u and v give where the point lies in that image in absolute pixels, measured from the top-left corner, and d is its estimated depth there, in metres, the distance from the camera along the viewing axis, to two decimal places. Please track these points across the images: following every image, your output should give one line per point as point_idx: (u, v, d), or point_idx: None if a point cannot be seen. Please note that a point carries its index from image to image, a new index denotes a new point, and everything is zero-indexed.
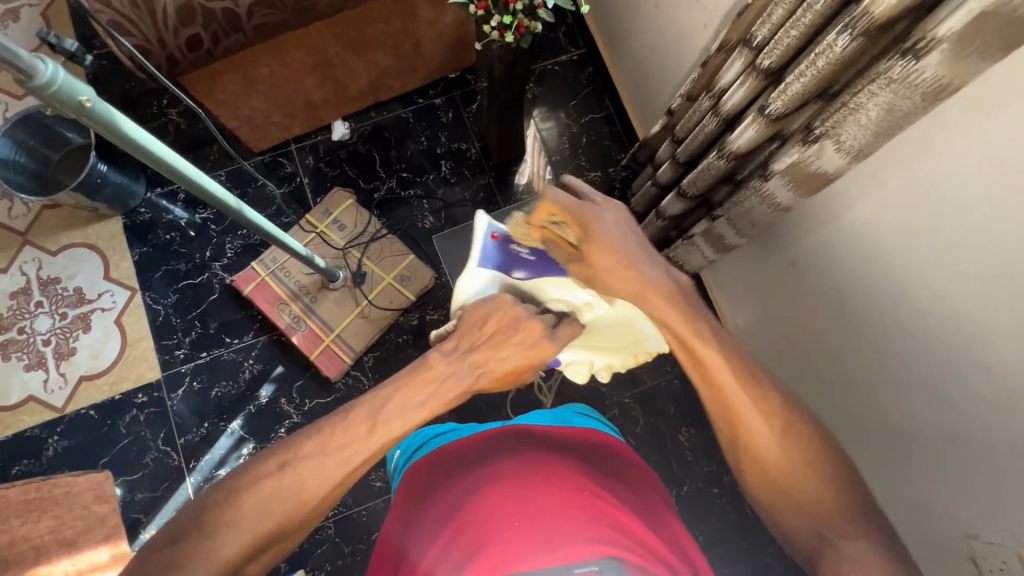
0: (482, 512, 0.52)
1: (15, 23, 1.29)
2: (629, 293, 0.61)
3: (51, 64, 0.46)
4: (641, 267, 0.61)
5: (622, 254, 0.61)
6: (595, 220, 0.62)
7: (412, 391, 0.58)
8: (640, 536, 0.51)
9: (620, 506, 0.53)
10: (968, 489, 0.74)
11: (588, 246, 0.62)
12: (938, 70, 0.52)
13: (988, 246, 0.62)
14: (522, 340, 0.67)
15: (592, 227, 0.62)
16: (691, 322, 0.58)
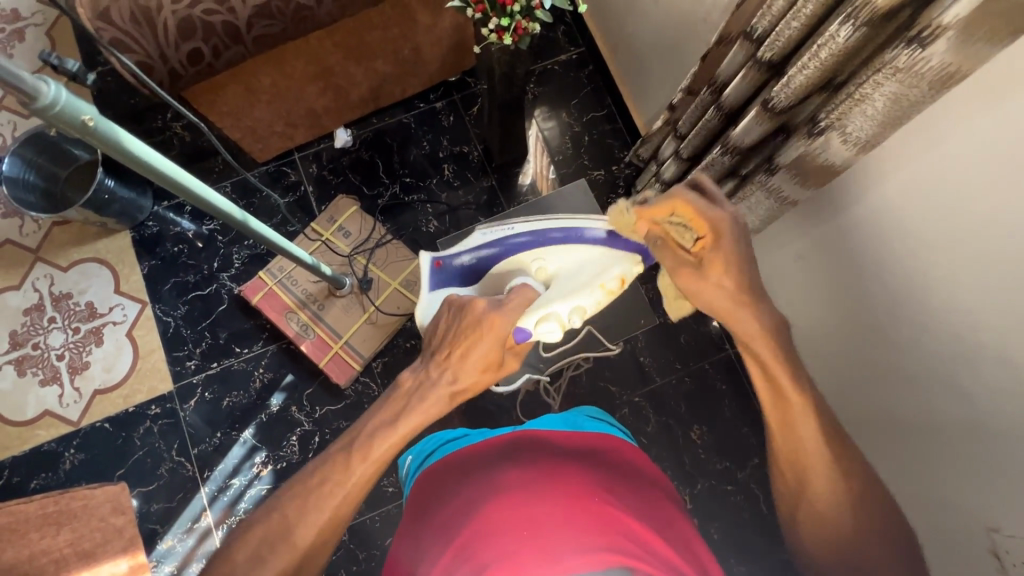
0: (491, 524, 0.51)
1: (21, 43, 1.31)
2: (727, 305, 0.64)
3: (53, 85, 0.46)
4: (755, 287, 0.64)
5: (746, 269, 0.64)
6: (723, 232, 0.63)
7: (384, 412, 0.62)
8: (649, 542, 0.51)
9: (629, 511, 0.53)
10: (991, 483, 0.73)
11: (714, 257, 0.64)
12: (945, 57, 0.51)
13: (1000, 236, 0.61)
14: (479, 335, 0.64)
15: (720, 238, 0.63)
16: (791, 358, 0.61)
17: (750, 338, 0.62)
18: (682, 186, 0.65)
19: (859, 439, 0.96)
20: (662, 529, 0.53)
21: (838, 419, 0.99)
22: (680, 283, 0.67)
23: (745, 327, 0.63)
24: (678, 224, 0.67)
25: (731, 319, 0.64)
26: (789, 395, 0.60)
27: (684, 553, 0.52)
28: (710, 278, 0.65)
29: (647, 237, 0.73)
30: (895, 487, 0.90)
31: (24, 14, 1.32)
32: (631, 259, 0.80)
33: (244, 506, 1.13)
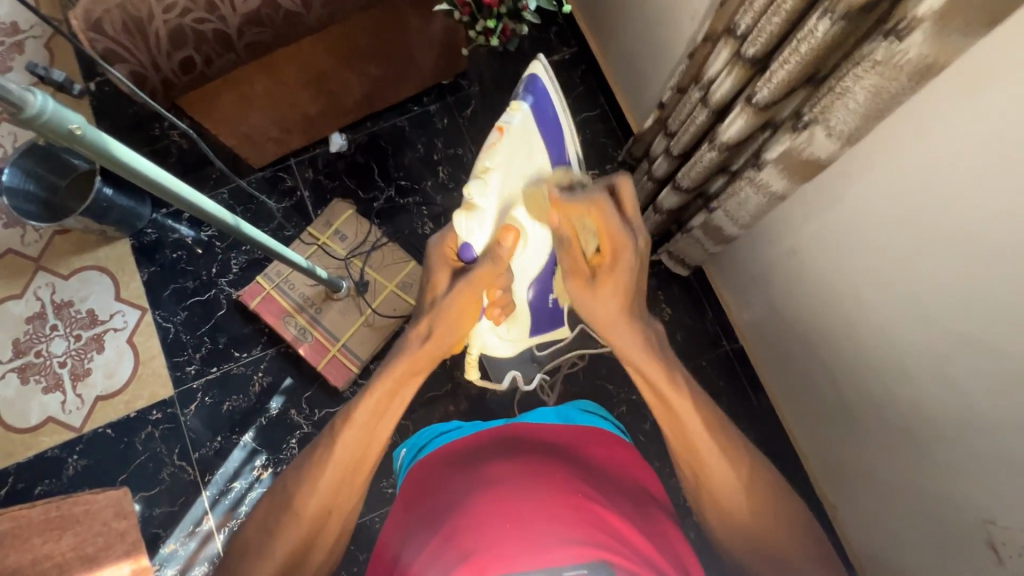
0: (473, 514, 0.53)
1: (20, 55, 1.33)
2: (609, 322, 0.66)
3: (41, 95, 0.47)
4: (636, 313, 0.66)
5: (622, 296, 0.65)
6: (624, 254, 0.63)
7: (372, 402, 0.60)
8: (628, 537, 0.53)
9: (610, 508, 0.55)
10: (989, 473, 0.73)
11: (606, 275, 0.65)
12: (922, 49, 0.51)
13: (985, 226, 0.61)
14: (463, 300, 0.65)
15: (620, 256, 0.64)
16: (669, 374, 0.62)
17: (641, 360, 0.63)
18: (603, 193, 0.62)
19: (856, 433, 0.95)
20: (642, 526, 0.55)
21: (834, 414, 0.99)
22: (569, 286, 0.68)
23: (623, 346, 0.65)
24: (568, 229, 0.65)
25: (610, 331, 0.66)
26: (677, 407, 0.60)
27: (662, 548, 0.54)
28: (597, 294, 0.65)
29: (556, 232, 0.66)
30: (894, 480, 0.90)
31: (22, 27, 1.34)
32: (509, 105, 0.66)
33: (245, 509, 1.14)
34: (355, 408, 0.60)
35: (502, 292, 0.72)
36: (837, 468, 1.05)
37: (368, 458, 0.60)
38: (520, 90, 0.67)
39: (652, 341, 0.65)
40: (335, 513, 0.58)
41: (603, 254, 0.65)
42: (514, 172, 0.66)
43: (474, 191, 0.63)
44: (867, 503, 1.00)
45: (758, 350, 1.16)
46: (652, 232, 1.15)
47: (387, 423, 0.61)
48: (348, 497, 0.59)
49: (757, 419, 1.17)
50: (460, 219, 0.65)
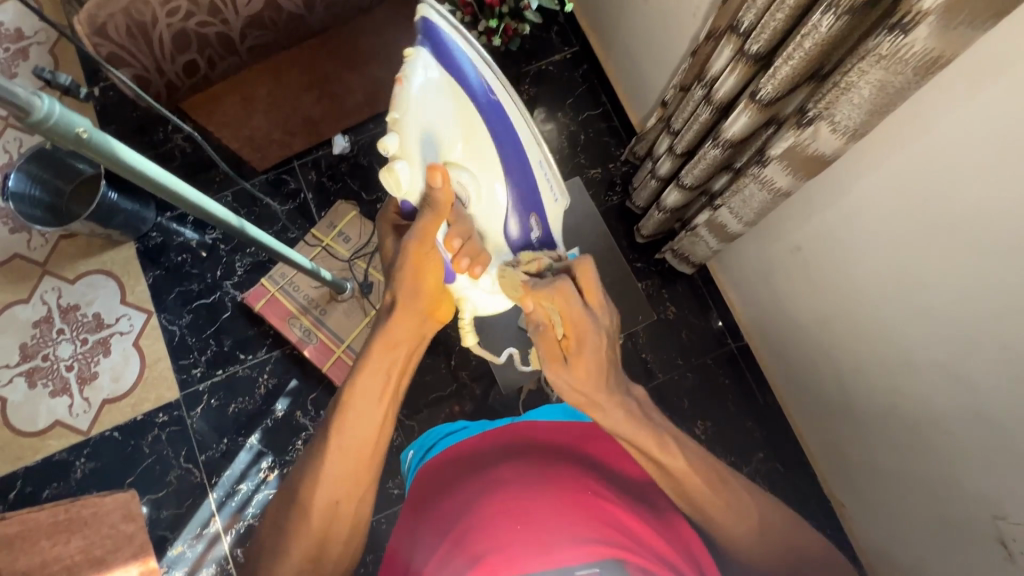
0: (481, 517, 0.53)
1: (25, 61, 1.33)
2: (592, 400, 0.60)
3: (47, 99, 0.48)
4: (619, 385, 0.61)
5: (602, 372, 0.59)
6: (589, 334, 0.59)
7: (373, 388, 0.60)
8: (639, 533, 0.53)
9: (619, 504, 0.56)
10: (999, 469, 0.72)
11: (577, 357, 0.59)
12: (927, 43, 0.51)
13: (992, 222, 0.61)
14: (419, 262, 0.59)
15: (586, 338, 0.59)
16: (657, 437, 0.58)
17: (630, 435, 0.58)
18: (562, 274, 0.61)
19: (864, 430, 0.95)
20: (651, 521, 0.56)
21: (841, 411, 0.99)
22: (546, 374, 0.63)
23: (612, 422, 0.59)
24: (539, 314, 0.63)
25: (592, 410, 0.61)
26: (669, 469, 0.57)
27: (671, 541, 0.55)
28: (572, 378, 0.60)
29: (530, 318, 0.64)
30: (903, 477, 0.90)
31: (27, 33, 1.35)
32: (403, 54, 0.51)
33: (253, 511, 1.14)
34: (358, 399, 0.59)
35: (464, 239, 0.59)
36: (845, 466, 1.04)
37: (368, 445, 0.59)
38: (417, 35, 0.52)
39: (632, 409, 0.60)
40: (344, 503, 0.58)
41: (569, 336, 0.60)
42: (431, 107, 0.52)
43: (392, 138, 0.48)
44: (875, 501, 0.99)
45: (764, 347, 1.16)
46: (656, 230, 1.14)
47: (381, 403, 0.60)
48: (357, 484, 0.58)
49: (763, 417, 1.17)
50: (387, 180, 0.50)
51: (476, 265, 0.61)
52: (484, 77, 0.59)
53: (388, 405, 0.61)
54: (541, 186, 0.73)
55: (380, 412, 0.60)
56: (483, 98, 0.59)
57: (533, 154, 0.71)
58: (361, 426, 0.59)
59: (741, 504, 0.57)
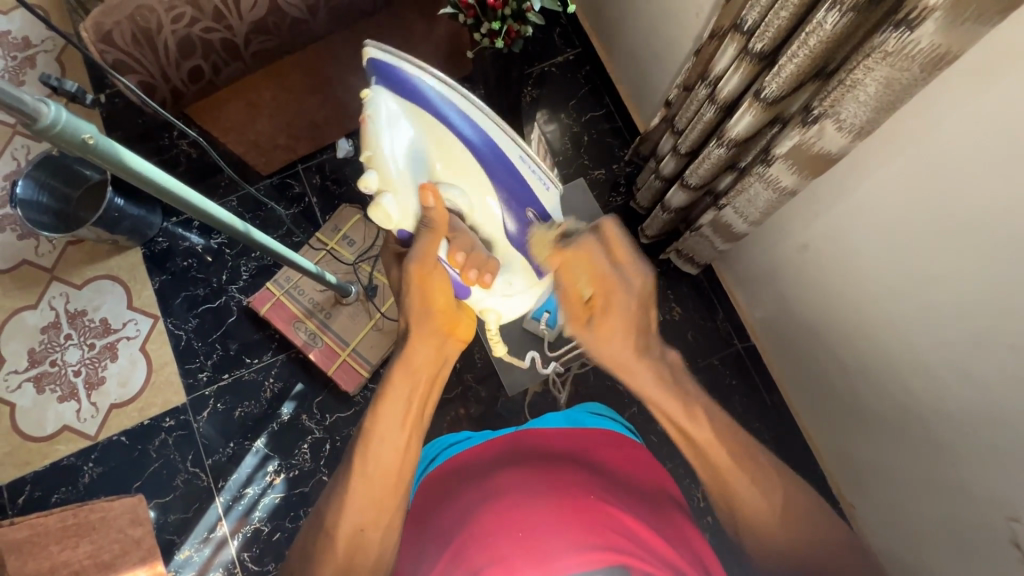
0: (483, 530, 0.55)
1: (32, 69, 1.35)
2: (618, 360, 0.62)
3: (54, 105, 0.48)
4: (648, 344, 0.62)
5: (630, 333, 0.61)
6: (616, 295, 0.61)
7: (394, 409, 0.61)
8: (645, 538, 0.55)
9: (623, 510, 0.57)
10: (1011, 470, 0.72)
11: (602, 318, 0.62)
12: (934, 39, 0.50)
13: (997, 221, 0.60)
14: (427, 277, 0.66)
15: (613, 298, 0.61)
16: (685, 406, 0.57)
17: (665, 406, 0.58)
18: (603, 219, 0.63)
19: (872, 429, 0.94)
20: (657, 526, 0.57)
21: (849, 411, 0.98)
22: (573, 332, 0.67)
23: (643, 385, 0.60)
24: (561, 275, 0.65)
25: (624, 374, 0.62)
26: (699, 441, 0.56)
27: (677, 545, 0.56)
28: (600, 337, 0.62)
29: (557, 279, 0.66)
30: (913, 478, 0.89)
31: (34, 42, 1.36)
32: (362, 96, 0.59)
33: (259, 515, 1.14)
34: (379, 418, 0.61)
35: (466, 252, 0.63)
36: (854, 466, 1.03)
37: (393, 470, 0.59)
38: (372, 77, 0.59)
39: (663, 372, 0.60)
40: (370, 530, 0.56)
41: (596, 296, 0.63)
42: (403, 140, 0.60)
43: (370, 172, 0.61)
44: (885, 503, 0.98)
45: (770, 347, 1.15)
46: (661, 231, 1.14)
47: (404, 426, 0.61)
48: (383, 509, 0.57)
49: (771, 418, 1.16)
50: (378, 215, 0.63)
51: (483, 274, 0.64)
52: (447, 101, 0.57)
53: (411, 430, 0.61)
54: (534, 182, 0.63)
55: (403, 437, 0.60)
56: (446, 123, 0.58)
57: (512, 152, 0.60)
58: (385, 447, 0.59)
59: (755, 495, 0.55)
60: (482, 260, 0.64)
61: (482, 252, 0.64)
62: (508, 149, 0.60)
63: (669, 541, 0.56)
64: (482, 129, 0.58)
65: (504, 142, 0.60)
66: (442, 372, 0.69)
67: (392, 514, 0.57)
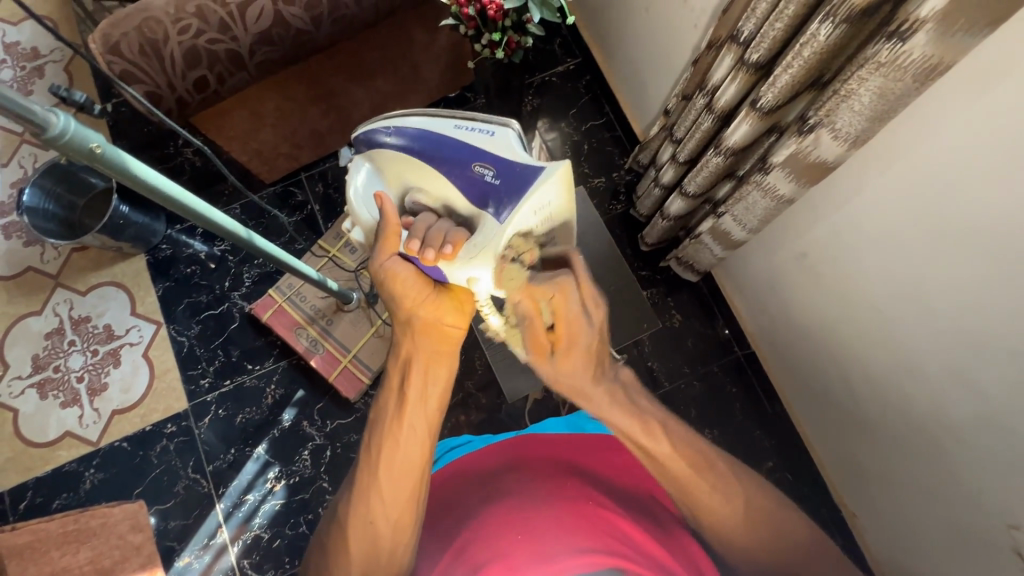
0: (488, 532, 0.60)
1: (41, 79, 1.37)
2: (574, 385, 0.73)
3: (63, 115, 0.49)
4: (601, 370, 0.73)
5: (588, 366, 0.72)
6: (579, 337, 0.73)
7: (409, 410, 0.66)
8: (638, 540, 0.59)
9: (617, 513, 0.62)
10: (1009, 478, 0.72)
11: (562, 354, 0.73)
12: (926, 50, 0.51)
13: (991, 230, 0.61)
14: (396, 272, 0.69)
15: (575, 339, 0.73)
16: (640, 422, 0.64)
17: (620, 420, 0.65)
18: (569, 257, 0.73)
19: (873, 438, 0.94)
20: (651, 530, 0.61)
21: (850, 419, 0.98)
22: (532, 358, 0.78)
23: (599, 407, 0.69)
24: (523, 308, 0.73)
25: (578, 397, 0.73)
26: (658, 453, 0.61)
27: (670, 547, 0.60)
28: (559, 369, 0.74)
29: (518, 309, 0.73)
30: (913, 487, 0.89)
31: (43, 52, 1.39)
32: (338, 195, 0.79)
33: (260, 521, 1.14)
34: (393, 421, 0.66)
35: (419, 239, 0.65)
36: (854, 474, 1.03)
37: (413, 466, 0.63)
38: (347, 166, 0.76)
39: (624, 402, 0.68)
40: (382, 520, 0.60)
41: (558, 330, 0.73)
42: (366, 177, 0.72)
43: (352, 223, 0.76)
44: (886, 511, 0.98)
45: (771, 355, 1.15)
46: (662, 239, 1.15)
47: (421, 426, 0.66)
48: (399, 503, 0.61)
49: (772, 426, 1.16)
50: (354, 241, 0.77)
51: (442, 247, 0.64)
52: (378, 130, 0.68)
53: (428, 427, 0.66)
54: (473, 139, 0.63)
55: (422, 434, 0.65)
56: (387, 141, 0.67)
57: (444, 125, 0.65)
58: (390, 440, 0.64)
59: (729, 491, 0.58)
60: (439, 235, 0.65)
61: (439, 232, 0.65)
62: (441, 129, 0.65)
63: (663, 542, 0.60)
64: (410, 128, 0.66)
65: (433, 124, 0.65)
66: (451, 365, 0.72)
67: (404, 507, 0.61)
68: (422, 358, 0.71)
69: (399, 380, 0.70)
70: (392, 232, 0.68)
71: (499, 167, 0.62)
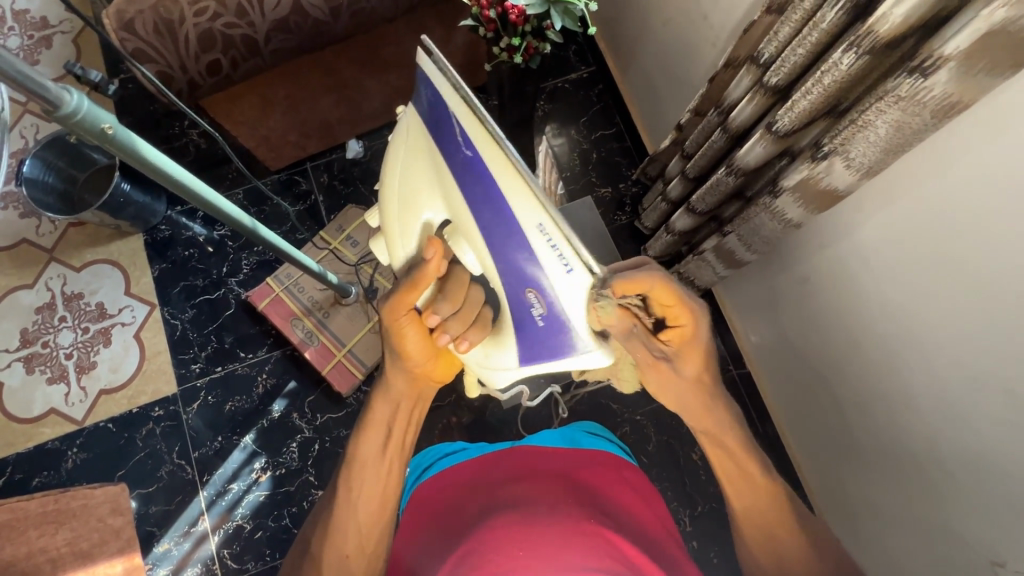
0: (492, 538, 0.57)
1: (48, 49, 1.35)
2: (694, 394, 0.65)
3: (76, 94, 0.48)
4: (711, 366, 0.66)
5: (705, 364, 0.65)
6: (698, 320, 0.61)
7: (382, 440, 0.67)
8: (642, 566, 0.56)
9: (621, 535, 0.60)
10: (993, 516, 0.72)
11: (686, 351, 0.63)
12: (946, 87, 0.51)
13: (1000, 270, 0.61)
14: (397, 324, 0.66)
15: (698, 323, 0.61)
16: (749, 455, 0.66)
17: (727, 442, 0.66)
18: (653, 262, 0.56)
19: (862, 467, 0.95)
20: (651, 555, 0.59)
21: (840, 444, 0.99)
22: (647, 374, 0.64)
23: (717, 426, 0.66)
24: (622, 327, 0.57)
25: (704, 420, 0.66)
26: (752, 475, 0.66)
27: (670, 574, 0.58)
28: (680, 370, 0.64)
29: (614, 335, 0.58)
30: (897, 517, 0.90)
31: (52, 22, 1.37)
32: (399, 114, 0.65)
33: (242, 511, 1.13)
34: (364, 452, 0.66)
35: (441, 317, 0.67)
36: (839, 500, 1.03)
37: (378, 493, 0.65)
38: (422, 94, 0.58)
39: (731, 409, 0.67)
40: (354, 558, 0.62)
41: (676, 326, 0.61)
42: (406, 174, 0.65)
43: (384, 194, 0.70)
44: (867, 538, 0.98)
45: (765, 376, 1.15)
46: (664, 253, 1.15)
47: (388, 457, 0.67)
48: (367, 533, 0.63)
49: (762, 446, 1.16)
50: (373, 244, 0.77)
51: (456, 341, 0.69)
52: (460, 129, 0.49)
53: (393, 459, 0.67)
54: (547, 258, 0.47)
55: (385, 465, 0.66)
56: (460, 153, 0.51)
57: (529, 218, 0.46)
58: (359, 472, 0.65)
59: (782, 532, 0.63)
60: (460, 323, 0.69)
61: (458, 314, 0.68)
62: (523, 210, 0.47)
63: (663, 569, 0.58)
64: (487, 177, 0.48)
65: (512, 202, 0.47)
66: (418, 408, 0.73)
67: (381, 538, 0.64)
68: (409, 400, 0.71)
69: (381, 420, 0.68)
70: (417, 291, 0.63)
71: (547, 314, 0.55)
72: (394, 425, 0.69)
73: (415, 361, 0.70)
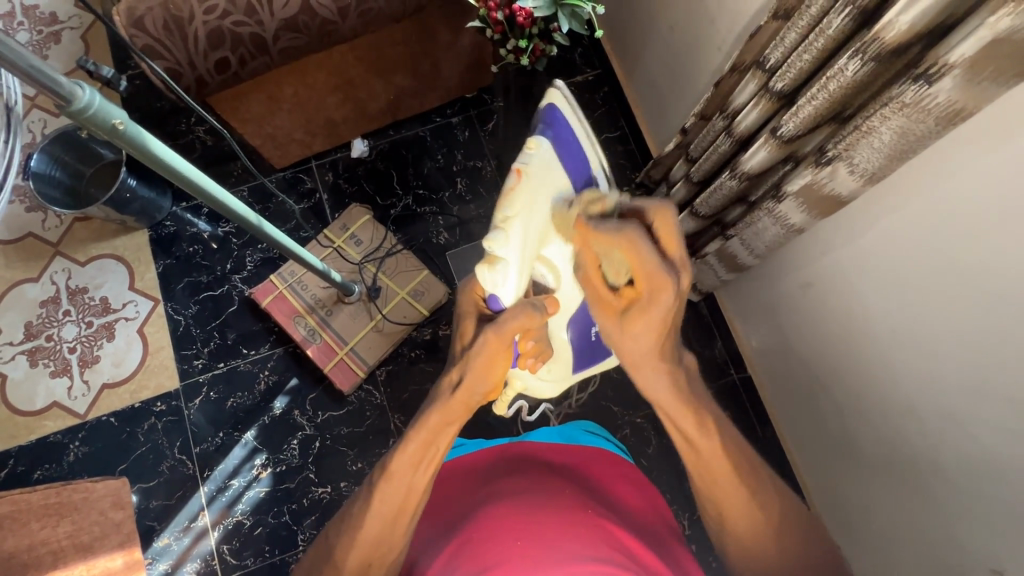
0: (492, 531, 0.57)
1: (57, 45, 1.36)
2: (635, 359, 0.58)
3: (88, 89, 0.49)
4: (672, 347, 0.57)
5: (661, 337, 0.55)
6: (654, 300, 0.53)
7: (423, 450, 0.58)
8: (647, 563, 0.56)
9: (625, 531, 0.59)
10: (993, 524, 0.72)
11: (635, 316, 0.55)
12: (951, 94, 0.51)
13: (1005, 278, 0.61)
14: (499, 350, 0.59)
15: (657, 299, 0.53)
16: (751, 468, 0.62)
17: (681, 420, 0.57)
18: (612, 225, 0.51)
19: (861, 473, 0.95)
20: (656, 552, 0.59)
21: (840, 450, 0.99)
22: (597, 319, 0.59)
23: (655, 390, 0.58)
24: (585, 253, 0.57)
25: (638, 373, 0.59)
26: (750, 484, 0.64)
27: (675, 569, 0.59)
28: (626, 333, 0.56)
29: (576, 258, 0.58)
30: (895, 524, 0.90)
31: (61, 18, 1.38)
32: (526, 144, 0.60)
33: (242, 507, 1.14)
34: (397, 459, 0.57)
35: (535, 342, 0.70)
36: (838, 506, 1.03)
37: (409, 506, 0.57)
38: (537, 125, 0.62)
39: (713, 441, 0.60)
40: (375, 566, 0.57)
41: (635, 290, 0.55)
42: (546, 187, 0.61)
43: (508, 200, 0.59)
44: (865, 546, 0.98)
45: (766, 381, 1.15)
46: None
47: (427, 469, 0.58)
48: (389, 542, 0.57)
49: (762, 452, 1.16)
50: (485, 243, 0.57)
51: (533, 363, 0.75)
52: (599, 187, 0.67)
53: (434, 469, 0.59)
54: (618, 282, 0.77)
55: (424, 479, 0.58)
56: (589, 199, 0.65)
57: None
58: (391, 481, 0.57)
59: None
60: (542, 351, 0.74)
61: (543, 342, 0.72)
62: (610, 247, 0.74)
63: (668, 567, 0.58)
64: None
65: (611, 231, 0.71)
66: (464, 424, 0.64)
67: (396, 551, 0.58)
68: (464, 418, 0.61)
69: (433, 431, 0.58)
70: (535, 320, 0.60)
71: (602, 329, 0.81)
72: (445, 438, 0.59)
73: (492, 391, 0.63)
